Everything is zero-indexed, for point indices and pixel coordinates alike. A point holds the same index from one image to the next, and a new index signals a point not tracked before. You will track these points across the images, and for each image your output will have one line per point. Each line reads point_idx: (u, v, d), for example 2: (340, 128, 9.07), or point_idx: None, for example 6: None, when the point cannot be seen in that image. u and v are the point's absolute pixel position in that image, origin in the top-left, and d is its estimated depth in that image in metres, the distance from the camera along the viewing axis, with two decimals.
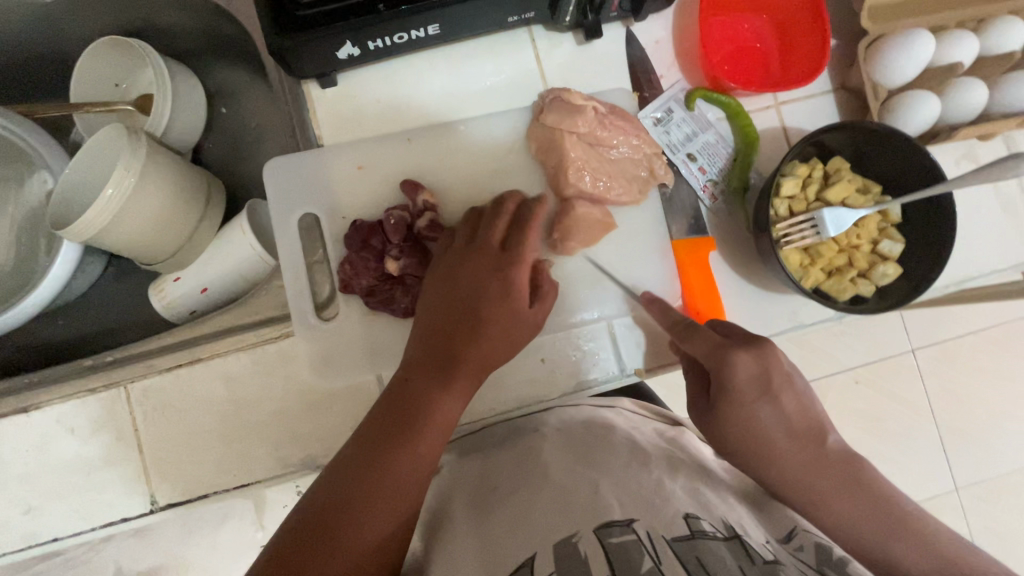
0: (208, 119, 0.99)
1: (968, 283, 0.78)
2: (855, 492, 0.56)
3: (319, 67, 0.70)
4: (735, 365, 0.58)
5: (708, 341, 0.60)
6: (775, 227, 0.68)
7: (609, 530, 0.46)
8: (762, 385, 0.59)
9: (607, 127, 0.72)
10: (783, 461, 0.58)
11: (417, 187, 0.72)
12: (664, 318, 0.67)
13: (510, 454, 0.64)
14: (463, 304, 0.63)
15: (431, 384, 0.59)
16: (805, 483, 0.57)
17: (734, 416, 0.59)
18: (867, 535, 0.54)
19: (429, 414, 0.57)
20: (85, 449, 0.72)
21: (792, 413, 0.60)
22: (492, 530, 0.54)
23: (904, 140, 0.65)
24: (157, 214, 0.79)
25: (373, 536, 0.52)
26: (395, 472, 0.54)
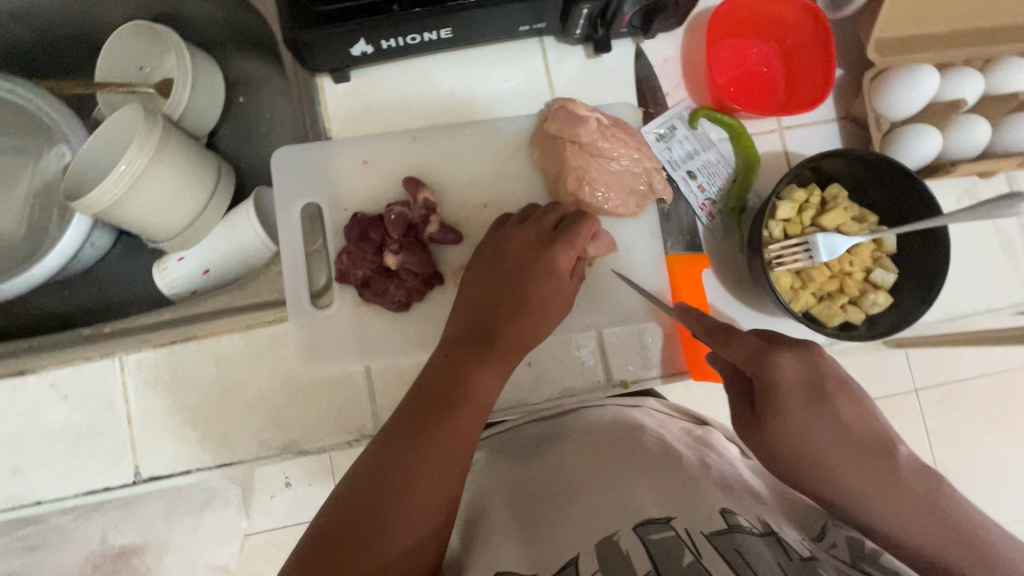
0: (226, 107, 1.02)
1: (962, 319, 0.77)
2: (918, 508, 0.53)
3: (333, 62, 0.73)
4: (781, 368, 0.55)
5: (748, 345, 0.57)
6: (768, 248, 0.68)
7: (648, 527, 0.47)
8: (812, 390, 0.55)
9: (608, 138, 0.72)
10: (839, 474, 0.54)
11: (419, 185, 0.74)
12: (699, 326, 0.62)
13: (543, 451, 0.64)
14: (492, 298, 0.66)
15: (471, 361, 0.62)
16: (865, 499, 0.54)
17: (782, 427, 0.55)
18: (932, 554, 0.52)
19: (470, 387, 0.60)
20: (75, 416, 0.74)
21: (849, 420, 0.55)
22: (532, 522, 0.54)
23: (902, 171, 0.66)
24: (167, 193, 0.81)
25: (414, 529, 0.52)
26: (430, 459, 0.54)
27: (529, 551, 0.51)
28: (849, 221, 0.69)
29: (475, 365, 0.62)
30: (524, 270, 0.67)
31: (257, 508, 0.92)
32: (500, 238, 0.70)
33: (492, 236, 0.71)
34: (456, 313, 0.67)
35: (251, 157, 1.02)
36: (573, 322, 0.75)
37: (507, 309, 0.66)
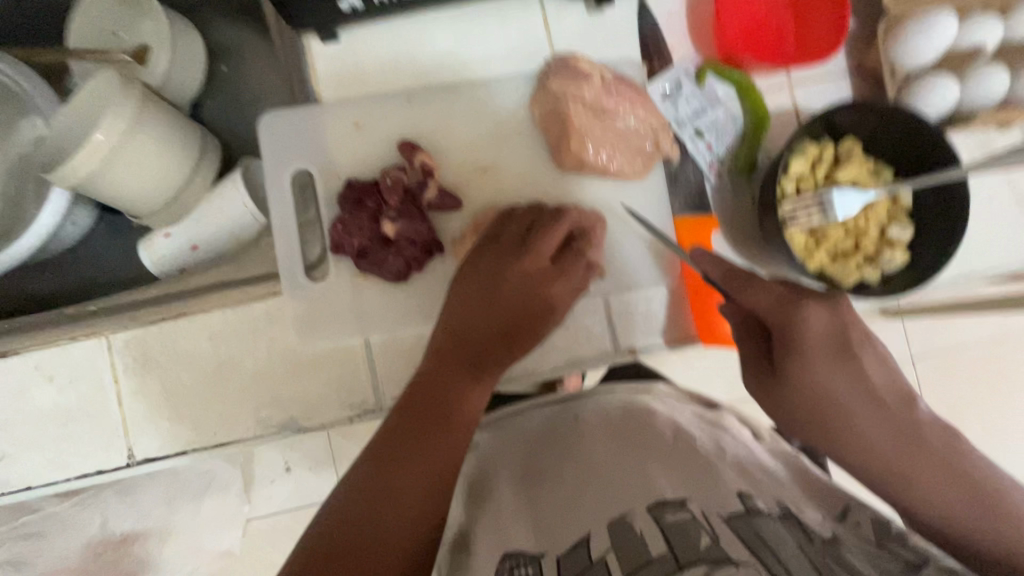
0: (207, 76, 0.97)
1: (974, 278, 0.76)
2: (933, 464, 0.53)
3: (320, 18, 0.68)
4: (805, 317, 0.58)
5: (773, 293, 0.59)
6: (781, 206, 0.65)
7: (663, 509, 0.45)
8: (839, 344, 0.58)
9: (613, 96, 0.70)
10: (859, 427, 0.55)
11: (415, 148, 0.70)
12: (718, 268, 0.63)
13: (557, 440, 0.63)
14: (484, 317, 0.65)
15: (458, 379, 0.61)
16: (886, 451, 0.54)
17: (801, 376, 0.57)
18: (949, 507, 0.51)
19: (457, 404, 0.59)
20: (63, 398, 0.71)
21: (872, 374, 0.58)
22: (543, 510, 0.53)
23: (920, 123, 0.64)
24: (148, 164, 0.76)
25: (408, 533, 0.51)
26: (426, 469, 0.54)
27: (542, 535, 0.50)
28: (864, 175, 0.66)
29: (470, 385, 0.61)
30: (515, 292, 0.66)
31: (258, 490, 0.93)
32: (497, 252, 0.67)
33: (491, 249, 0.67)
34: (443, 327, 0.65)
35: (236, 129, 0.97)
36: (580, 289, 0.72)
37: (499, 329, 0.65)
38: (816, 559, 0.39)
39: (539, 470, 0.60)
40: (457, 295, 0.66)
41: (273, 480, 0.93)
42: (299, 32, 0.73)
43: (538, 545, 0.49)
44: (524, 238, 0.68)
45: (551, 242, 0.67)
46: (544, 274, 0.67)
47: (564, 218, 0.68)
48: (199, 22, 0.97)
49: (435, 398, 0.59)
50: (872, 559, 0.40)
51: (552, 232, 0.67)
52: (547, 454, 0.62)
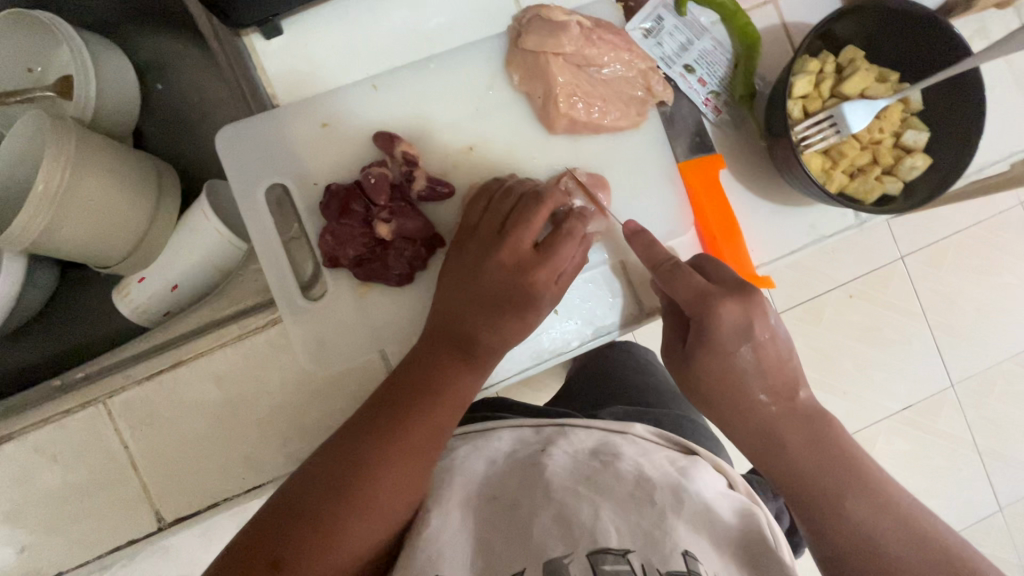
0: (145, 98, 0.89)
1: (984, 170, 0.74)
2: (817, 450, 0.57)
3: (256, 11, 0.61)
4: (720, 313, 0.58)
5: (692, 287, 0.59)
6: (791, 131, 0.62)
7: (604, 557, 0.47)
8: (746, 335, 0.58)
9: (595, 43, 0.64)
10: (751, 416, 0.60)
11: (393, 139, 0.64)
12: (647, 255, 0.62)
13: (507, 468, 0.58)
14: (469, 306, 0.60)
15: (443, 363, 0.58)
16: (763, 433, 0.59)
17: (711, 363, 0.60)
18: (820, 493, 0.56)
19: (441, 390, 0.57)
20: (73, 474, 0.66)
21: (770, 368, 0.59)
22: (481, 556, 0.51)
23: (926, 17, 0.60)
24: (101, 208, 0.69)
25: (374, 523, 0.50)
26: (397, 460, 0.52)
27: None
28: (872, 83, 0.62)
29: (455, 373, 0.58)
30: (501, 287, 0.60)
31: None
32: (474, 239, 0.62)
33: (474, 240, 0.62)
34: (431, 319, 0.61)
35: (188, 150, 0.90)
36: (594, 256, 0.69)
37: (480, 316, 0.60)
38: None
39: (487, 501, 0.55)
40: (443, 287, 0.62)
41: None
42: (237, 32, 0.65)
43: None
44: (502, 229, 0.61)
45: (531, 229, 0.60)
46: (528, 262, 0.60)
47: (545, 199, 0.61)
48: (118, 40, 0.87)
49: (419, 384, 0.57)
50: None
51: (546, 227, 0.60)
52: (493, 486, 0.57)
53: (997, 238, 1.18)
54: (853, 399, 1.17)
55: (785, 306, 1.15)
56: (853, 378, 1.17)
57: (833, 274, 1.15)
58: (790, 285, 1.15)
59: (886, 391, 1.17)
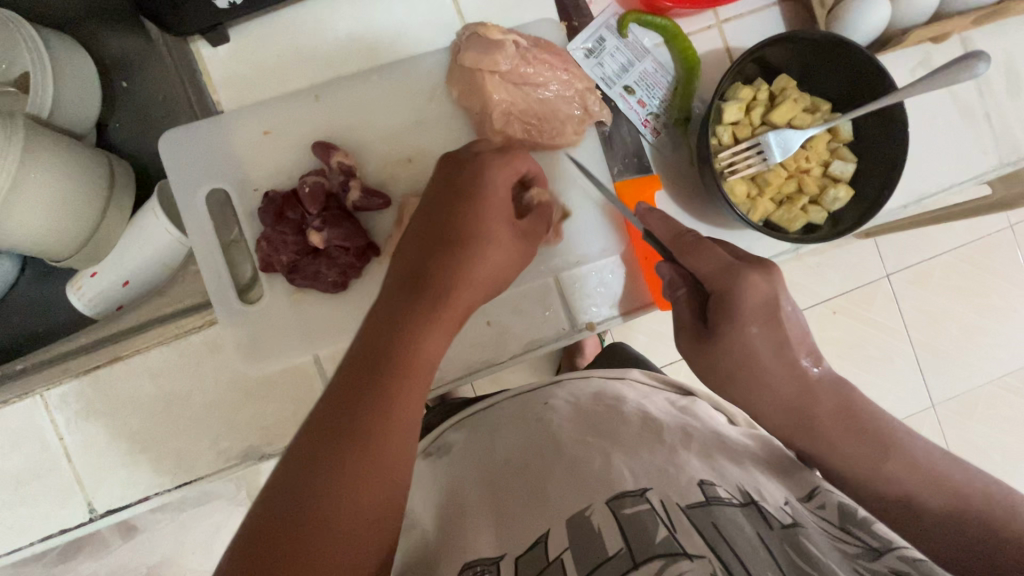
0: (108, 97, 0.91)
1: (927, 200, 0.73)
2: (846, 423, 0.56)
3: (198, 21, 0.62)
4: (746, 287, 0.56)
5: (715, 260, 0.57)
6: (718, 157, 0.63)
7: (622, 502, 0.46)
8: (770, 312, 0.57)
9: (531, 63, 0.66)
10: (777, 392, 0.58)
11: (330, 148, 0.66)
12: (665, 230, 0.61)
13: (520, 426, 0.61)
14: (436, 248, 0.54)
15: (414, 318, 0.50)
16: (794, 410, 0.58)
17: (732, 345, 0.58)
18: (861, 463, 0.55)
19: (414, 349, 0.49)
20: (8, 463, 0.69)
21: (793, 342, 0.58)
22: (504, 503, 0.53)
23: (856, 50, 0.60)
24: (49, 203, 0.71)
25: (361, 511, 0.42)
26: (370, 433, 0.44)
27: (505, 533, 0.50)
28: (800, 113, 0.64)
29: (418, 319, 0.50)
30: (470, 231, 0.55)
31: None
32: (448, 183, 0.57)
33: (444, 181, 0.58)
34: (398, 274, 0.54)
35: (152, 149, 0.92)
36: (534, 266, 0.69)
37: (450, 258, 0.54)
38: (777, 547, 0.40)
39: (504, 464, 0.57)
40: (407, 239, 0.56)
41: None
42: (185, 39, 0.67)
43: (500, 545, 0.49)
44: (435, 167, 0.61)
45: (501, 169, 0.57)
46: (489, 199, 0.56)
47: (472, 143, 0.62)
48: (82, 39, 0.89)
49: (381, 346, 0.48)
50: (830, 541, 0.42)
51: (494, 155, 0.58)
52: (507, 446, 0.60)
53: (980, 260, 1.19)
54: None
55: None
56: None
57: (813, 289, 1.16)
58: None
59: None
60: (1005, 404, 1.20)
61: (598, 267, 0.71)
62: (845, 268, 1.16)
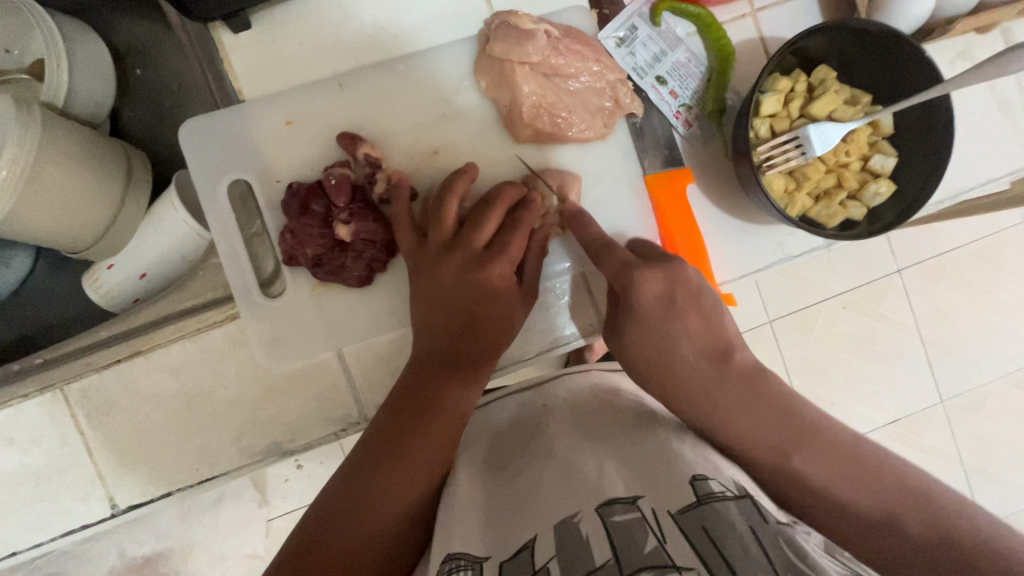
0: (124, 84, 0.89)
1: (963, 195, 0.72)
2: (753, 411, 0.55)
3: (220, 7, 0.60)
4: (641, 284, 0.59)
5: (616, 263, 0.60)
6: (755, 151, 0.62)
7: (612, 508, 0.45)
8: (672, 305, 0.59)
9: (562, 53, 0.64)
10: (684, 383, 0.58)
11: (356, 140, 0.64)
12: (580, 232, 0.63)
13: (518, 436, 0.63)
14: (460, 332, 0.60)
15: (440, 378, 0.59)
16: (704, 402, 0.57)
17: (644, 339, 0.59)
18: (771, 452, 0.54)
19: (441, 407, 0.57)
20: (28, 458, 0.68)
21: (696, 330, 0.59)
22: (494, 507, 0.54)
23: (901, 40, 0.58)
24: (66, 194, 0.70)
25: (383, 527, 0.53)
26: (398, 489, 0.54)
27: (492, 536, 0.50)
28: (841, 105, 0.62)
29: (448, 393, 0.58)
30: (493, 322, 0.61)
31: (274, 493, 1.04)
32: (447, 239, 0.62)
33: (455, 241, 0.61)
34: (423, 333, 0.61)
35: (165, 138, 0.91)
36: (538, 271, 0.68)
37: (473, 326, 0.60)
38: (767, 541, 0.39)
39: (499, 467, 0.60)
40: (431, 308, 0.61)
41: (285, 477, 1.00)
42: (206, 26, 0.65)
43: (488, 547, 0.49)
44: (452, 238, 0.62)
45: (518, 240, 0.61)
46: (510, 292, 0.61)
47: (497, 200, 0.62)
48: (96, 25, 0.88)
49: (415, 413, 0.57)
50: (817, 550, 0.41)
51: (515, 238, 0.61)
52: (504, 449, 0.62)
53: (999, 257, 1.17)
54: (838, 410, 1.17)
55: (776, 314, 1.14)
56: (840, 391, 1.17)
57: (826, 283, 1.14)
58: (782, 294, 1.14)
59: (876, 406, 1.17)
60: (1016, 401, 1.19)
61: None
62: (863, 264, 1.15)
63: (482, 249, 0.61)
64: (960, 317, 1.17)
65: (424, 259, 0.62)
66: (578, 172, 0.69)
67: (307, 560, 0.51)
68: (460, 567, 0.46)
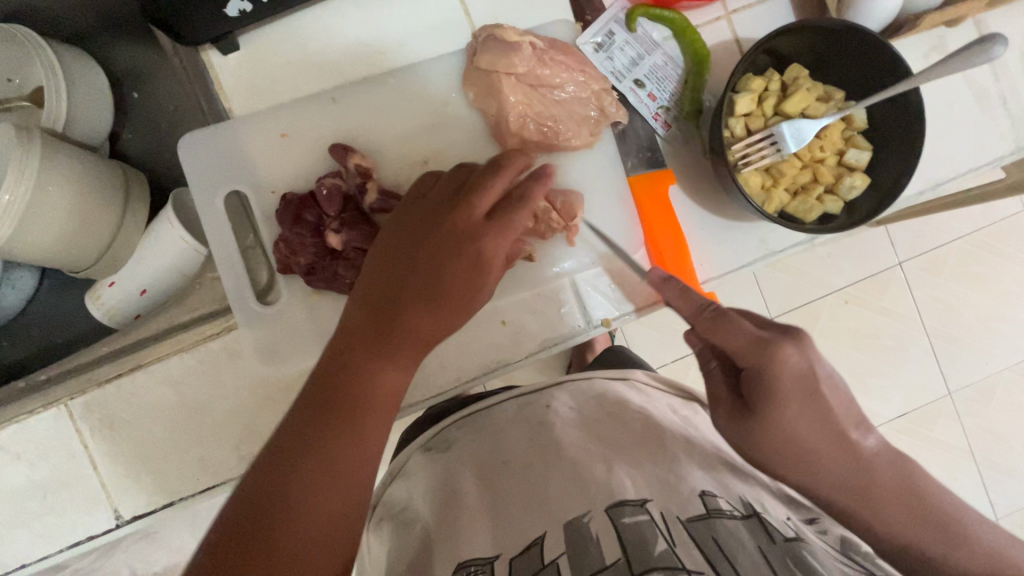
0: (122, 107, 0.93)
1: (944, 185, 0.72)
2: (902, 500, 0.51)
3: (211, 30, 0.63)
4: (782, 364, 0.48)
5: (744, 333, 0.49)
6: (731, 150, 0.63)
7: (622, 510, 0.47)
8: (809, 387, 0.49)
9: (548, 65, 0.66)
10: (819, 469, 0.52)
11: (347, 151, 0.66)
12: (686, 303, 0.53)
13: (522, 428, 0.64)
14: (411, 301, 0.54)
15: (374, 352, 0.52)
16: (844, 489, 0.52)
17: (773, 425, 0.50)
18: (917, 542, 0.51)
19: (372, 385, 0.51)
20: (35, 472, 0.70)
21: (835, 413, 0.51)
22: (496, 510, 0.55)
23: (871, 38, 0.60)
24: (68, 215, 0.72)
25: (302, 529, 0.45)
26: (327, 476, 0.47)
27: (501, 536, 0.51)
28: (814, 102, 0.63)
29: (379, 371, 0.52)
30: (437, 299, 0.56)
31: None
32: (419, 212, 0.57)
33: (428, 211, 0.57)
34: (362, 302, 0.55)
35: (166, 159, 0.94)
36: (535, 275, 0.69)
37: (418, 299, 0.54)
38: (776, 560, 0.40)
39: (504, 463, 0.60)
40: (374, 278, 0.55)
41: None
42: (197, 48, 0.68)
43: (495, 546, 0.50)
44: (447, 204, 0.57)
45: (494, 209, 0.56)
46: (474, 264, 0.55)
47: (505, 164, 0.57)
48: (94, 50, 0.91)
49: (349, 398, 0.51)
50: (824, 557, 0.43)
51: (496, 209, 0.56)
52: (508, 446, 0.62)
53: (1000, 246, 1.17)
54: None
55: (777, 311, 1.15)
56: None
57: (828, 277, 1.15)
58: (780, 290, 1.14)
59: (879, 399, 1.17)
60: None
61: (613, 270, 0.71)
62: (861, 259, 1.15)
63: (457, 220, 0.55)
64: (964, 306, 1.17)
65: (384, 239, 0.58)
66: (564, 176, 0.70)
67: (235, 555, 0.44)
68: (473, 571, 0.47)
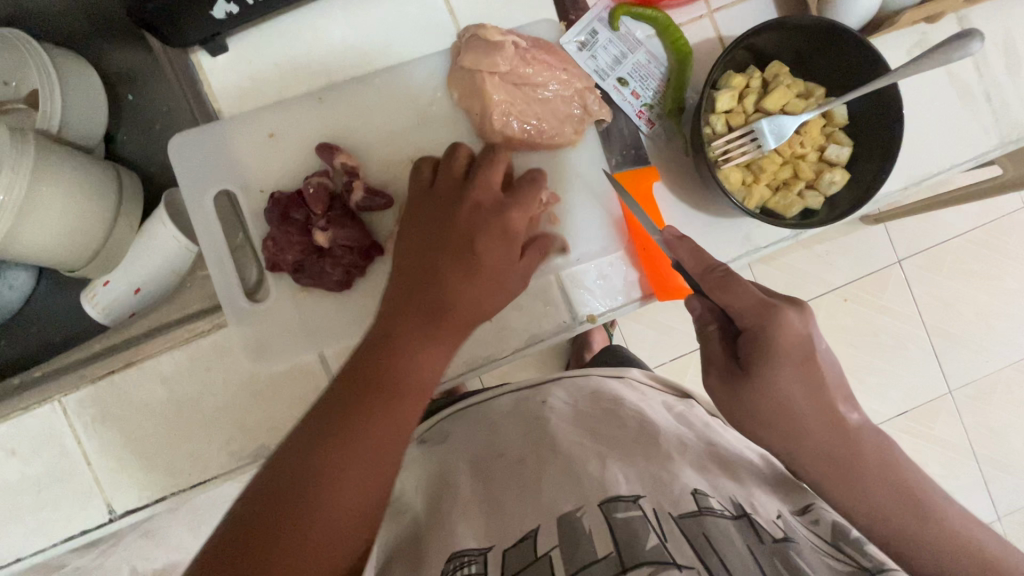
0: (117, 109, 0.94)
1: (929, 181, 0.73)
2: (879, 479, 0.54)
3: (198, 32, 0.64)
4: (783, 324, 0.51)
5: (751, 295, 0.52)
6: (711, 146, 0.64)
7: (614, 505, 0.47)
8: (805, 355, 0.53)
9: (530, 63, 0.67)
10: (804, 437, 0.54)
11: (333, 150, 0.67)
12: (696, 262, 0.55)
13: (518, 423, 0.64)
14: (448, 274, 0.57)
15: (416, 333, 0.54)
16: (827, 459, 0.54)
17: (765, 389, 0.53)
18: (892, 521, 0.53)
19: (411, 368, 0.53)
20: (29, 468, 0.71)
21: (824, 385, 0.54)
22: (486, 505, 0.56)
23: (849, 35, 0.60)
24: (60, 215, 0.73)
25: (328, 507, 0.46)
26: (354, 455, 0.47)
27: (493, 526, 0.52)
28: (793, 99, 0.64)
29: (419, 356, 0.53)
30: (465, 288, 0.57)
31: None
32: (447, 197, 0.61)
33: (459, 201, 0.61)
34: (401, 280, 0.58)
35: (159, 159, 0.95)
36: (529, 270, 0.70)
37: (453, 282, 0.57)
38: (765, 562, 0.41)
39: (499, 454, 0.61)
40: (406, 260, 0.59)
41: None
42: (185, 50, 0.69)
43: (486, 537, 0.51)
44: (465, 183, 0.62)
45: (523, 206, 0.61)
46: (505, 254, 0.59)
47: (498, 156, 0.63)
48: (87, 52, 0.92)
49: (382, 381, 0.51)
50: (811, 555, 0.43)
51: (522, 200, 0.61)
52: (502, 439, 0.63)
53: (998, 243, 1.17)
54: None
55: None
56: None
57: (825, 275, 1.15)
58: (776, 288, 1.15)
59: (875, 397, 1.16)
60: None
61: (597, 266, 0.72)
62: (857, 256, 1.15)
63: (488, 206, 0.60)
64: (961, 303, 1.17)
65: (409, 227, 0.61)
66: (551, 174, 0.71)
67: (261, 522, 0.44)
68: (466, 560, 0.48)
